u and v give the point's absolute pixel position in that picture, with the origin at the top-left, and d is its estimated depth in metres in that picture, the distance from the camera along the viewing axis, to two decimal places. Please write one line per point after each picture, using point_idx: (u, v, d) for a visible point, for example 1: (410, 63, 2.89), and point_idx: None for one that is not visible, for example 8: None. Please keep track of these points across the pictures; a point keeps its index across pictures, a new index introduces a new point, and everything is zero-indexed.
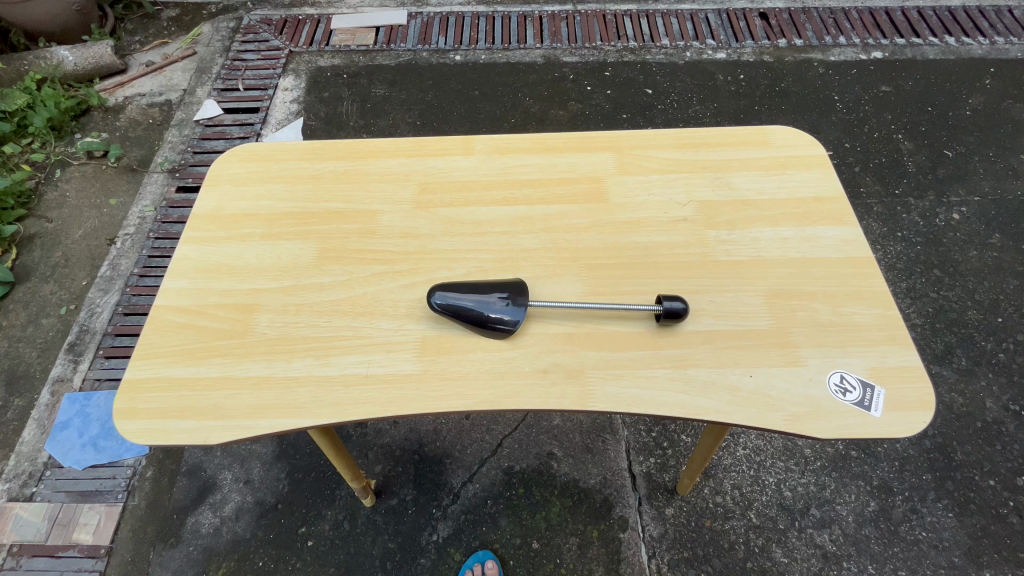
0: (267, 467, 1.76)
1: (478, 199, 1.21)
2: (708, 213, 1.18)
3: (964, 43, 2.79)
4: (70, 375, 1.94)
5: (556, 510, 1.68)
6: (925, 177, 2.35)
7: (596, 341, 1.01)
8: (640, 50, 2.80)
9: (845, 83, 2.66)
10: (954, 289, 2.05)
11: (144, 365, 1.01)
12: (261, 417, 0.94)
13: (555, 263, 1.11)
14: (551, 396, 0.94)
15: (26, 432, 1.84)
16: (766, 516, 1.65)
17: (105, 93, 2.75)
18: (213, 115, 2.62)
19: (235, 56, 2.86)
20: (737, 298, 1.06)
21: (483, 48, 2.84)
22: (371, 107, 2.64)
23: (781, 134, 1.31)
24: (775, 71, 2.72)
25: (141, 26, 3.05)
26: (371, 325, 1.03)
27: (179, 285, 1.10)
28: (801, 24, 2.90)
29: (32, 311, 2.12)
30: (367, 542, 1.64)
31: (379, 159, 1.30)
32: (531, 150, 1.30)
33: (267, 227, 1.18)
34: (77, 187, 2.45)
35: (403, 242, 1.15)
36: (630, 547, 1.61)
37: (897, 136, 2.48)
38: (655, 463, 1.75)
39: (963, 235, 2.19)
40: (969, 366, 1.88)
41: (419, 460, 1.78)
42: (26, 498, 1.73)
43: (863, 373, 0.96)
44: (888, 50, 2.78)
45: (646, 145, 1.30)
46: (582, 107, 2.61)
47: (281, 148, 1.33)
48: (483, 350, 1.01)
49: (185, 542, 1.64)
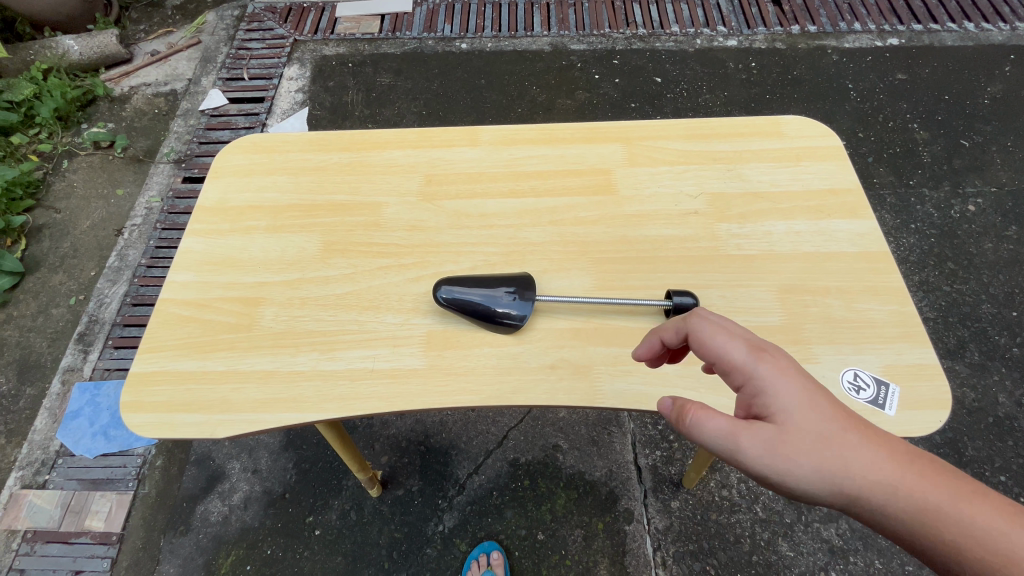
0: (275, 457, 1.78)
1: (484, 191, 1.20)
2: (719, 206, 1.15)
3: (983, 29, 2.71)
4: (81, 365, 1.96)
5: (562, 501, 1.68)
6: (940, 167, 2.29)
7: (603, 336, 0.99)
8: (650, 38, 2.75)
9: (860, 71, 2.60)
10: (969, 282, 2.01)
11: (150, 358, 1.00)
12: (267, 411, 0.94)
13: (563, 256, 1.10)
14: (557, 393, 0.94)
15: (38, 420, 1.86)
16: (773, 509, 1.64)
17: (110, 83, 2.74)
18: (219, 105, 2.60)
19: (240, 45, 2.83)
20: (749, 293, 1.03)
21: (490, 36, 2.80)
22: (376, 96, 2.61)
23: (794, 124, 1.28)
24: (787, 58, 2.65)
25: (146, 15, 3.03)
26: (377, 318, 1.03)
27: (184, 278, 1.10)
28: (815, 10, 2.82)
29: (42, 302, 2.13)
30: (374, 531, 1.65)
31: (383, 149, 1.28)
32: (537, 140, 1.28)
33: (271, 219, 1.18)
34: (84, 178, 2.45)
35: (409, 235, 1.14)
36: (636, 539, 1.61)
37: (912, 125, 2.42)
38: (661, 456, 1.74)
39: (978, 226, 2.14)
40: (982, 361, 1.85)
41: (424, 452, 1.79)
42: (39, 485, 1.76)
43: (877, 370, 0.94)
44: (904, 37, 2.70)
45: (657, 135, 1.27)
46: (590, 95, 2.57)
47: (285, 138, 1.32)
48: (489, 344, 1.00)
49: (194, 530, 1.66)
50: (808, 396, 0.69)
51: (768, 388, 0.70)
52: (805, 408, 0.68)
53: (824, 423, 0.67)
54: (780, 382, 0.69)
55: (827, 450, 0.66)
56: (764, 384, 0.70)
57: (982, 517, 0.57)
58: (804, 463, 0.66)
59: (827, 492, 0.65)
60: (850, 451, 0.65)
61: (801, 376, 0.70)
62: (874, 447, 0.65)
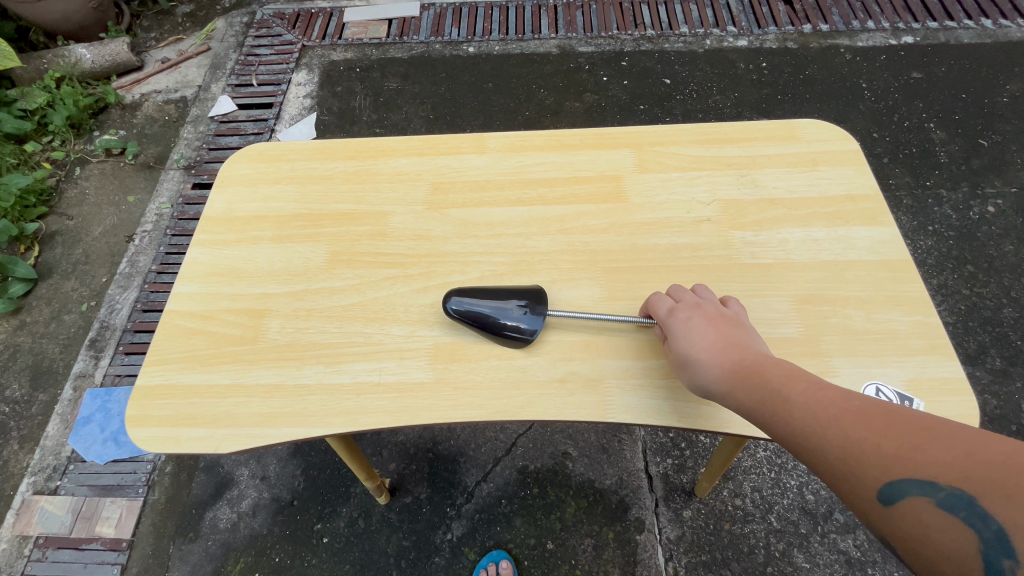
0: (283, 464, 1.77)
1: (491, 199, 1.18)
2: (733, 213, 1.13)
3: (1001, 26, 2.65)
4: (92, 371, 1.97)
5: (572, 510, 1.65)
6: (958, 168, 2.24)
7: (614, 349, 0.97)
8: (658, 39, 2.72)
9: (874, 70, 2.55)
10: (989, 286, 1.95)
11: (155, 371, 1.00)
12: (273, 426, 0.92)
13: (572, 266, 1.07)
14: (567, 407, 0.91)
15: (50, 426, 1.87)
16: (788, 520, 1.60)
17: (122, 90, 2.77)
18: (227, 112, 2.62)
19: (249, 51, 2.84)
20: (765, 304, 1.00)
21: (497, 39, 2.79)
22: (383, 100, 2.61)
23: (809, 128, 1.25)
24: (799, 58, 2.61)
25: (157, 23, 3.06)
26: (383, 330, 1.01)
27: (190, 290, 1.09)
28: (827, 9, 2.77)
29: (55, 308, 2.15)
30: (382, 540, 1.64)
31: (389, 157, 1.26)
32: (546, 147, 1.26)
33: (277, 229, 1.17)
34: (96, 185, 2.47)
35: (415, 245, 1.12)
36: (647, 549, 1.58)
37: (929, 124, 2.37)
38: (672, 464, 1.71)
39: (998, 228, 2.08)
40: (1004, 367, 1.79)
41: (432, 459, 1.77)
42: (50, 491, 1.77)
43: (900, 385, 0.91)
44: (919, 35, 2.64)
45: (668, 141, 1.24)
46: (598, 98, 2.55)
47: (292, 147, 1.31)
48: (497, 357, 0.98)
49: (203, 537, 1.66)
50: (698, 328, 0.86)
51: (668, 325, 0.89)
52: (692, 338, 0.85)
53: (694, 343, 0.84)
54: (671, 323, 0.89)
55: (692, 360, 0.84)
56: (662, 323, 0.90)
57: (780, 386, 0.75)
58: (679, 371, 0.86)
59: (692, 389, 0.85)
60: (707, 358, 0.83)
61: (693, 316, 0.88)
62: (735, 356, 0.81)
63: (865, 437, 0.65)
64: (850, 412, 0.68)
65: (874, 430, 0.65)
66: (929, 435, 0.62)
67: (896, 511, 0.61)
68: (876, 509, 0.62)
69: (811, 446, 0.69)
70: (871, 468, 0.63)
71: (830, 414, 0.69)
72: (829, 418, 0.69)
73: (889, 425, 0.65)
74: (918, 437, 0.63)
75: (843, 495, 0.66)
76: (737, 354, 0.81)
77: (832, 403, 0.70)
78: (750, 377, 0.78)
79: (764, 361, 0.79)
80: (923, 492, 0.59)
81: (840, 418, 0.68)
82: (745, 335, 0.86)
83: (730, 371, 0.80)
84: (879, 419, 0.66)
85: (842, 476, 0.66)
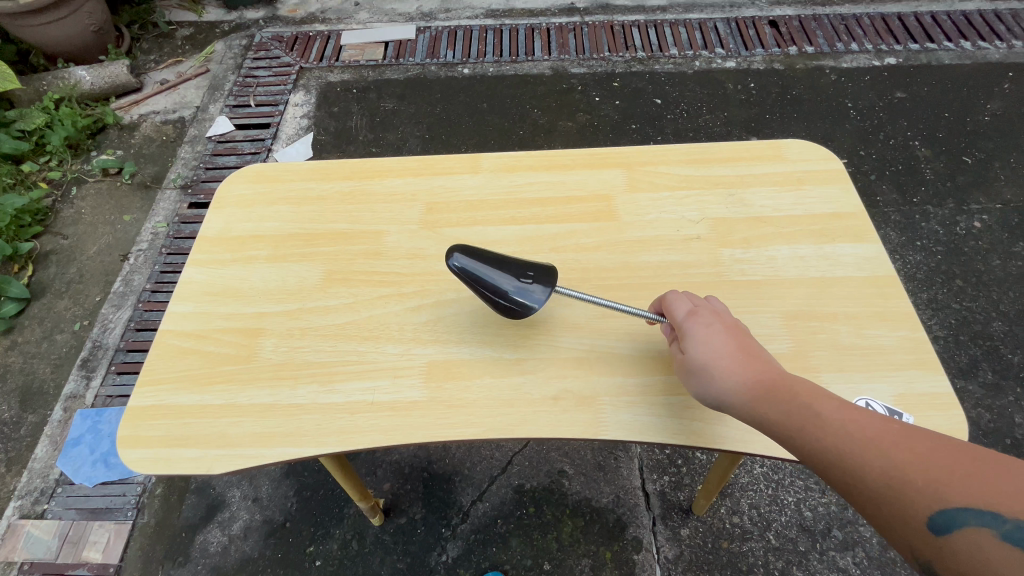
0: (276, 485, 1.75)
1: (485, 218, 1.20)
2: (722, 231, 1.15)
3: (980, 48, 2.73)
4: (83, 391, 1.95)
5: (568, 529, 1.64)
6: (943, 184, 2.28)
7: (608, 366, 0.98)
8: (649, 61, 2.79)
9: (859, 90, 2.62)
10: (977, 300, 1.98)
11: (149, 392, 0.99)
12: (266, 446, 0.92)
13: (565, 284, 1.09)
14: (562, 424, 0.92)
15: (39, 448, 1.85)
16: (786, 537, 1.59)
17: (120, 111, 2.80)
18: (225, 132, 2.65)
19: (247, 73, 2.89)
20: (755, 320, 1.02)
21: (491, 61, 2.85)
22: (380, 121, 2.65)
23: (795, 147, 1.28)
24: (785, 79, 2.68)
25: (157, 46, 3.11)
26: (378, 349, 1.01)
27: (184, 310, 1.09)
28: (812, 31, 2.86)
29: (47, 328, 2.14)
30: (375, 562, 1.61)
31: (384, 177, 1.28)
32: (538, 167, 1.28)
33: (272, 248, 1.18)
34: (92, 204, 2.48)
35: (410, 263, 1.13)
36: (644, 569, 1.56)
37: (913, 142, 2.43)
38: (669, 481, 1.70)
39: (985, 243, 2.12)
40: (995, 380, 1.81)
41: (427, 478, 1.75)
42: (38, 515, 1.73)
43: (890, 400, 0.92)
44: (901, 56, 2.72)
45: (658, 161, 1.27)
46: (591, 117, 2.60)
47: (288, 167, 1.33)
48: (491, 375, 0.98)
49: (193, 561, 1.63)
50: (719, 336, 0.86)
51: (688, 330, 0.88)
52: (714, 345, 0.85)
53: (715, 351, 0.85)
54: (691, 327, 0.88)
55: (711, 367, 0.84)
56: (680, 325, 0.90)
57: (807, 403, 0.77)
58: (693, 377, 0.86)
59: (702, 396, 0.86)
60: (726, 368, 0.83)
61: (713, 323, 0.88)
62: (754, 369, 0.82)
63: (908, 460, 0.66)
64: (892, 436, 0.69)
65: (917, 454, 0.66)
66: (976, 462, 0.63)
67: (948, 540, 0.60)
68: (925, 536, 0.62)
69: (851, 467, 0.70)
70: (918, 493, 0.64)
71: (870, 437, 0.70)
72: (869, 441, 0.70)
73: (933, 450, 0.66)
74: (967, 465, 0.63)
75: (886, 521, 0.66)
76: (756, 366, 0.83)
77: (871, 427, 0.71)
78: (770, 392, 0.80)
79: (781, 376, 0.82)
80: (984, 522, 0.58)
81: (880, 441, 0.69)
82: (759, 348, 0.87)
83: (747, 383, 0.81)
84: (924, 445, 0.67)
85: (885, 500, 0.66)
